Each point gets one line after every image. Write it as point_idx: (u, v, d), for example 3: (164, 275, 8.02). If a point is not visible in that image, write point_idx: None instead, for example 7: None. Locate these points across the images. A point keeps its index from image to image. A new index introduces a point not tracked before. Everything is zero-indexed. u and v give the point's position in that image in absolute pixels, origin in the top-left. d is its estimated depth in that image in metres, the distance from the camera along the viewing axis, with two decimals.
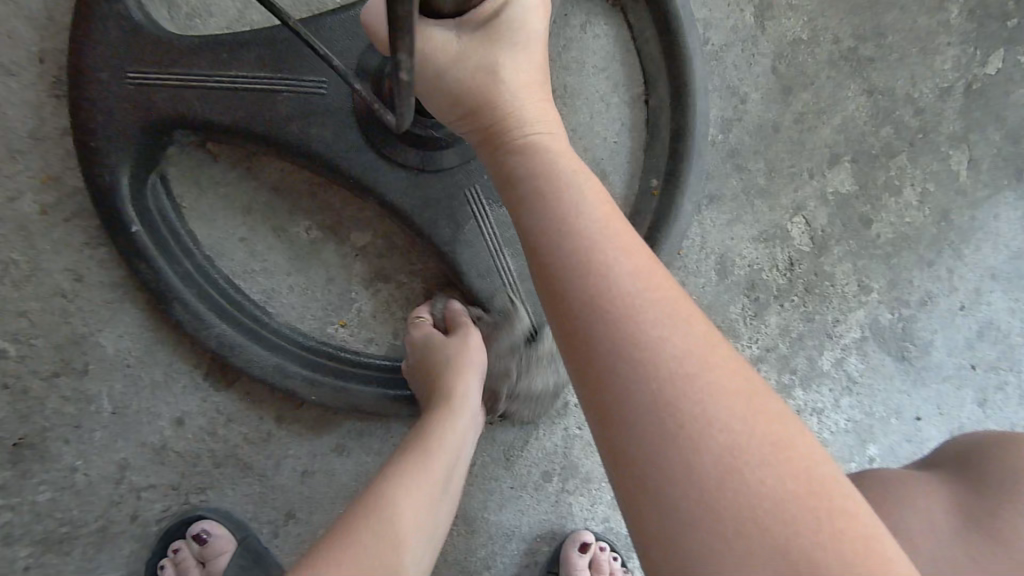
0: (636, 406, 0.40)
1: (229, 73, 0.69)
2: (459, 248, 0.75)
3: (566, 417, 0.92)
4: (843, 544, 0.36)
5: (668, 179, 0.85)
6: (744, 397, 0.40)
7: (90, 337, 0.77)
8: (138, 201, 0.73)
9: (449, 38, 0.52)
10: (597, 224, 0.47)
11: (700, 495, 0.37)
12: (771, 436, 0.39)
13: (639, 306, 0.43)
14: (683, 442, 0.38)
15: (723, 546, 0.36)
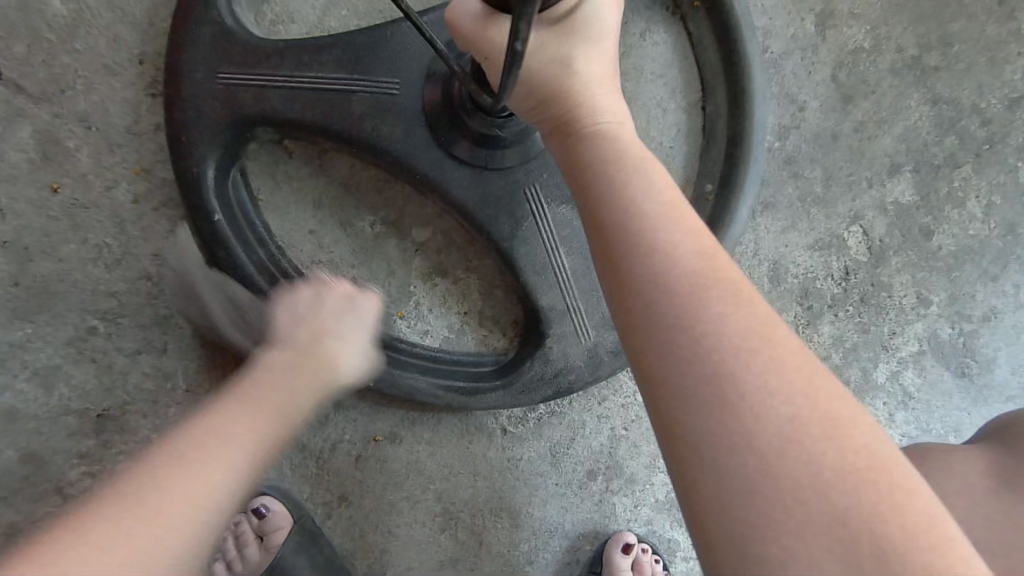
0: (699, 376, 0.41)
1: (312, 73, 0.74)
2: (516, 244, 0.78)
3: (612, 417, 0.93)
4: (899, 515, 0.37)
5: (722, 184, 0.86)
6: (804, 372, 0.41)
7: (171, 318, 0.83)
8: (221, 190, 0.78)
9: (530, 36, 0.55)
10: (662, 207, 0.49)
11: (762, 464, 0.38)
12: (830, 411, 0.40)
13: (704, 282, 0.44)
14: (746, 413, 0.39)
15: (783, 511, 0.37)
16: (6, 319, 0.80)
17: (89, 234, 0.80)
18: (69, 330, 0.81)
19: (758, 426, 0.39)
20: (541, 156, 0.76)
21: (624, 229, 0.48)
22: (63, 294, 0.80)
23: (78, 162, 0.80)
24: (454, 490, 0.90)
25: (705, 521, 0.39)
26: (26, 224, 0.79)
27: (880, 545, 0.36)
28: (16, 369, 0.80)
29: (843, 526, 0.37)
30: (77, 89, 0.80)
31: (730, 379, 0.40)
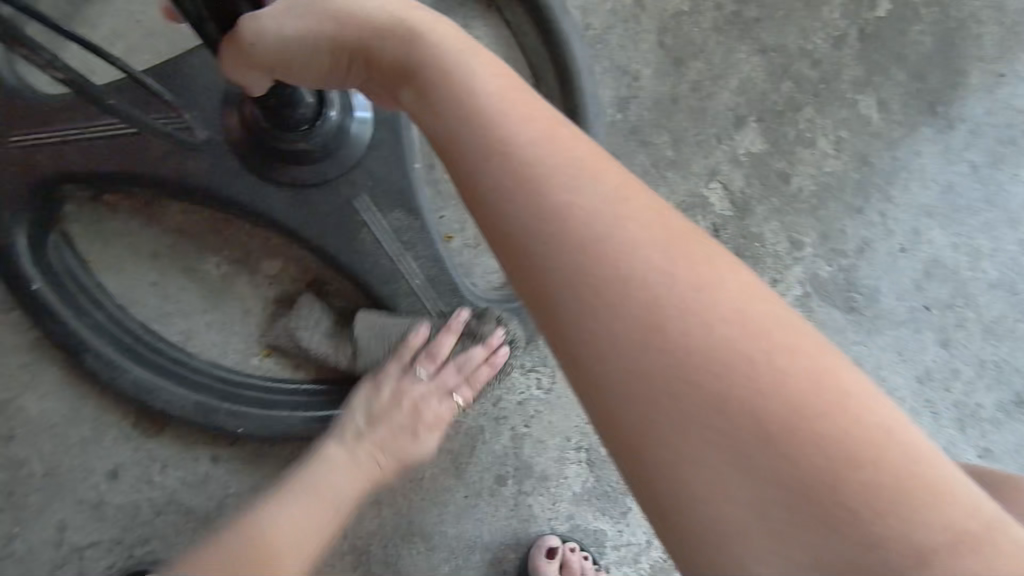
0: (558, 277, 0.36)
1: (104, 121, 0.72)
2: (355, 257, 0.75)
3: (510, 416, 0.89)
4: (790, 380, 0.34)
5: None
6: (669, 242, 0.37)
7: (17, 400, 0.78)
8: (38, 258, 0.74)
9: (265, 15, 0.46)
10: (497, 102, 0.41)
11: (637, 360, 0.34)
12: (700, 279, 0.36)
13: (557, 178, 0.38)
14: (609, 307, 0.35)
15: (672, 403, 0.34)
16: None
17: None
18: None
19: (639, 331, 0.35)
20: (364, 162, 0.74)
21: (463, 151, 0.40)
22: None
23: None
24: (359, 522, 0.86)
25: (615, 443, 0.36)
26: None
27: (765, 419, 0.33)
28: None
29: (734, 417, 0.33)
30: None
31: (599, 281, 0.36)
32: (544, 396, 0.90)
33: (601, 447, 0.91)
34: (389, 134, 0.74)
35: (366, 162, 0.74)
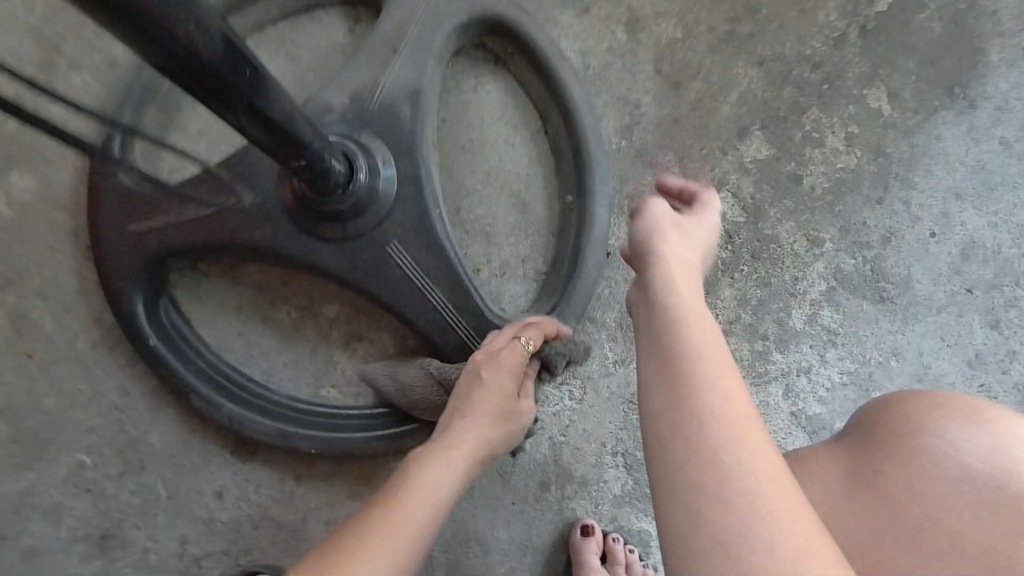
0: (660, 382, 0.47)
1: (194, 205, 0.89)
2: (393, 294, 0.87)
3: (547, 427, 0.98)
4: (783, 537, 0.39)
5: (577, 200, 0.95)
6: (758, 426, 0.45)
7: (142, 437, 0.96)
8: (153, 318, 0.92)
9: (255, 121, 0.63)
10: (682, 285, 0.54)
11: (689, 462, 0.43)
12: (766, 460, 0.43)
13: (685, 330, 0.49)
14: (689, 421, 0.44)
15: (684, 490, 0.42)
16: (13, 471, 0.95)
17: (62, 385, 0.95)
18: (63, 468, 0.95)
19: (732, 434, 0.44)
20: (394, 214, 0.86)
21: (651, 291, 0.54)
22: (53, 439, 0.95)
23: (43, 328, 0.95)
24: None
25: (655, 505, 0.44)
26: (13, 389, 0.95)
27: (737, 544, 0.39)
28: (28, 513, 0.95)
29: (726, 526, 0.40)
30: (30, 270, 0.95)
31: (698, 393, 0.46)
32: (578, 405, 0.98)
33: (636, 450, 0.98)
34: (411, 188, 0.86)
35: (396, 213, 0.86)
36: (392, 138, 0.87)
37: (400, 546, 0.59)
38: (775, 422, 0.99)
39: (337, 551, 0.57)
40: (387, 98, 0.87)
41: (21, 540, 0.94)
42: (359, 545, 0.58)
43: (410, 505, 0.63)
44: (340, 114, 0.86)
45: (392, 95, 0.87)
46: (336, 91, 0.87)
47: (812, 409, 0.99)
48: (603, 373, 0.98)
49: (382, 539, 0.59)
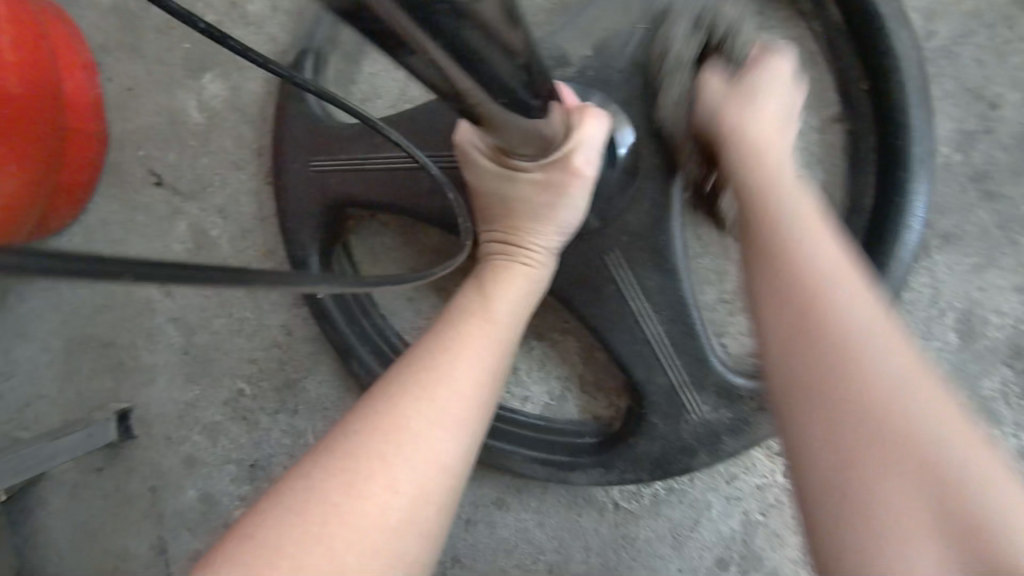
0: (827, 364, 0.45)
1: (387, 154, 0.75)
2: (602, 315, 0.70)
3: (745, 499, 0.78)
4: (903, 441, 0.42)
5: (879, 239, 0.67)
6: (852, 401, 0.44)
7: (299, 381, 0.91)
8: (326, 268, 0.82)
9: (536, 124, 0.49)
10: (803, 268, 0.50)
11: (848, 410, 0.43)
12: (853, 369, 0.45)
13: (799, 256, 0.51)
14: (843, 457, 0.43)
15: (869, 493, 0.41)
16: (182, 381, 0.95)
17: (233, 309, 0.92)
18: (225, 391, 0.94)
19: (849, 432, 0.43)
20: (623, 218, 0.67)
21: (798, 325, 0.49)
22: (219, 361, 0.93)
23: (219, 248, 0.90)
24: (566, 563, 0.83)
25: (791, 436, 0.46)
26: (190, 303, 0.93)
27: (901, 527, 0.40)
28: (190, 424, 0.95)
29: (912, 499, 0.40)
30: (215, 184, 0.90)
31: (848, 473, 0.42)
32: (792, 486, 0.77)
33: None
34: (654, 184, 0.66)
35: (627, 215, 0.67)
36: (640, 112, 0.66)
37: (443, 494, 0.45)
38: None
39: (352, 468, 0.43)
40: (642, 56, 0.66)
41: (183, 447, 0.96)
42: (369, 425, 0.45)
43: (436, 432, 0.46)
44: (578, 69, 0.67)
45: (651, 51, 0.66)
46: (577, 36, 0.68)
47: None
48: None
49: (403, 470, 0.44)
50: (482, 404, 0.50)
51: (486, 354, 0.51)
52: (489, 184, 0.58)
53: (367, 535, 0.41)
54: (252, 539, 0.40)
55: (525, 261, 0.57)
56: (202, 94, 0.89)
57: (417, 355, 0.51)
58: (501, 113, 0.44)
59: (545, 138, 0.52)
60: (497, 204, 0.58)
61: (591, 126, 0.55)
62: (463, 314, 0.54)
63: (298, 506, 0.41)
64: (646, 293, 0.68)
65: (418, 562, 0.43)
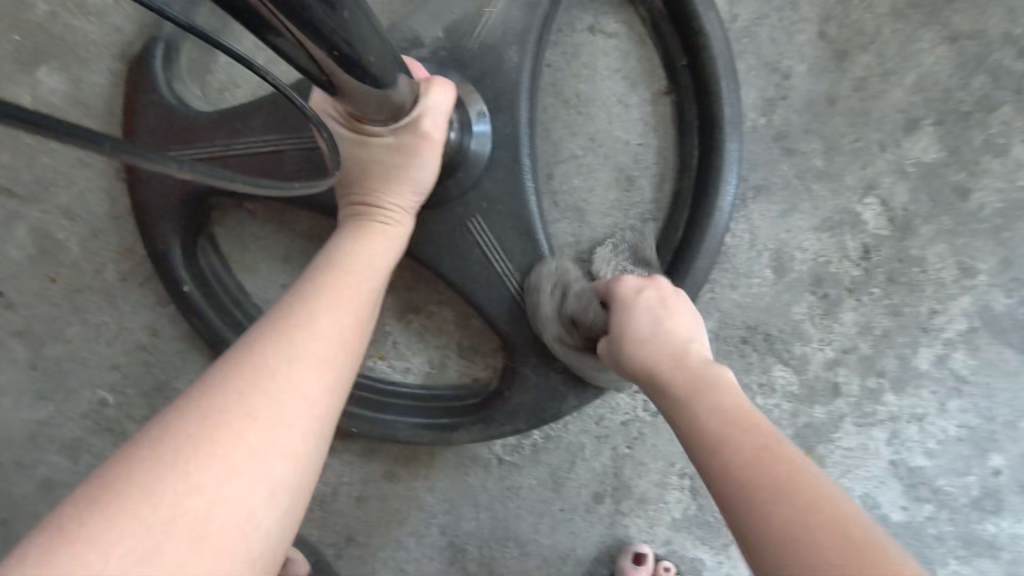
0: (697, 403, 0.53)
1: (246, 138, 0.75)
2: (469, 278, 0.74)
3: (613, 436, 0.85)
4: (771, 468, 0.45)
5: (705, 195, 0.78)
6: (729, 442, 0.48)
7: (169, 383, 0.87)
8: (190, 260, 0.81)
9: (389, 93, 0.52)
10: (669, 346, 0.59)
11: (729, 444, 0.48)
12: (714, 414, 0.51)
13: (642, 330, 0.61)
14: (738, 455, 0.47)
15: (755, 465, 0.45)
16: (33, 398, 0.88)
17: (88, 314, 0.86)
18: (84, 404, 0.88)
19: (738, 459, 0.46)
20: (481, 184, 0.72)
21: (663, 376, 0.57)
22: (75, 372, 0.87)
23: (68, 251, 0.86)
24: (457, 523, 0.87)
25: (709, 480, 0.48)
26: (35, 313, 0.86)
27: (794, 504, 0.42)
28: (46, 444, 0.88)
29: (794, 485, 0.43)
30: (59, 184, 0.85)
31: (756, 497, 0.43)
32: (652, 420, 0.85)
33: None
34: (508, 152, 0.72)
35: (485, 182, 0.72)
36: (491, 86, 0.71)
37: (309, 422, 0.44)
38: (871, 467, 0.85)
39: (213, 410, 0.41)
40: (490, 35, 0.71)
41: (38, 469, 0.89)
42: (232, 369, 0.44)
43: (300, 368, 0.46)
44: (431, 50, 0.71)
45: (497, 31, 0.71)
46: (428, 20, 0.72)
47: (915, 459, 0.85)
48: None
49: (268, 406, 0.43)
50: (349, 343, 0.50)
51: (353, 303, 0.53)
52: (346, 150, 0.60)
53: (233, 467, 0.40)
54: (97, 484, 0.38)
55: (383, 219, 0.59)
56: (38, 89, 0.84)
57: (277, 303, 0.50)
58: (353, 81, 0.47)
59: (398, 105, 0.55)
60: (355, 169, 0.60)
61: (441, 96, 0.59)
62: (324, 267, 0.55)
63: (147, 444, 0.39)
64: (509, 254, 0.74)
65: (287, 488, 0.42)
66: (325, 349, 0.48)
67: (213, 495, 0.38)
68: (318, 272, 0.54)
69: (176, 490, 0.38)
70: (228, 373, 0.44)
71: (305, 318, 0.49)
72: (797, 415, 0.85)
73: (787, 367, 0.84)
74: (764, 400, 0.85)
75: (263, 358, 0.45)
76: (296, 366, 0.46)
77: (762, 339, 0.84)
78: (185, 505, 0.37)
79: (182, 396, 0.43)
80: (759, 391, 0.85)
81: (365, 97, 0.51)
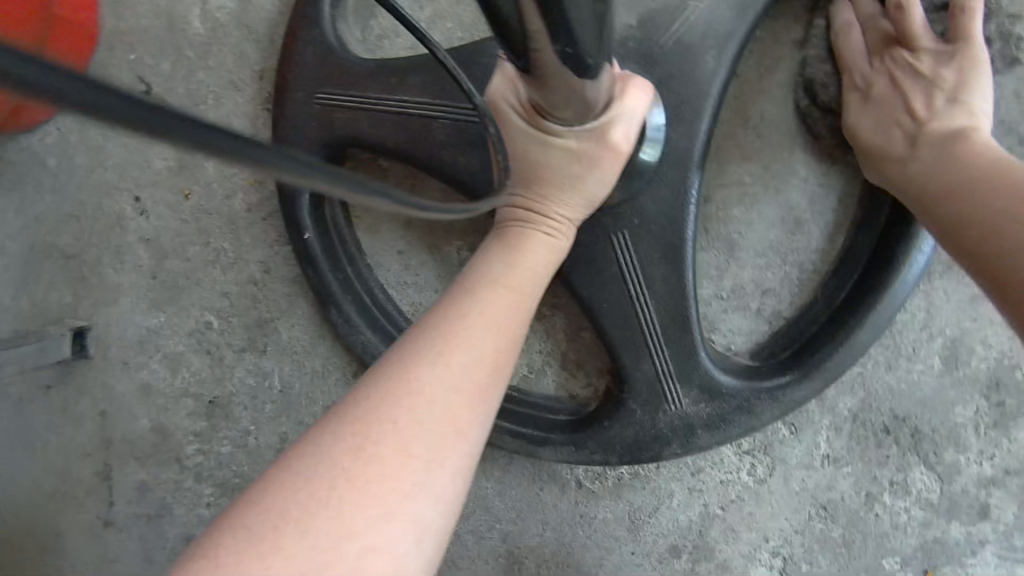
0: (1020, 254, 0.49)
1: (399, 97, 0.71)
2: (598, 295, 0.68)
3: (707, 492, 0.78)
4: None
5: (886, 259, 0.67)
6: None
7: (271, 322, 0.87)
8: (317, 209, 0.79)
9: (591, 86, 0.45)
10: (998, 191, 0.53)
11: None
12: None
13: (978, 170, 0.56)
14: None
15: None
16: (147, 305, 0.90)
17: (211, 237, 0.87)
18: (192, 322, 0.90)
19: None
20: (636, 197, 0.65)
21: (994, 228, 0.52)
22: (189, 290, 0.89)
23: (206, 171, 0.86)
24: (521, 535, 0.83)
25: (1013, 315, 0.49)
26: (165, 224, 0.88)
27: None
28: (151, 350, 0.91)
29: None
30: (208, 103, 0.85)
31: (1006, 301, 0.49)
32: (754, 485, 0.77)
33: (803, 562, 0.77)
34: (675, 168, 0.64)
35: (640, 197, 0.65)
36: (673, 91, 0.63)
37: (460, 462, 0.42)
38: None
39: (364, 440, 0.40)
40: (686, 33, 0.63)
41: (140, 372, 0.92)
42: (382, 391, 0.42)
43: (450, 397, 0.43)
44: (616, 38, 0.63)
45: (695, 31, 0.63)
46: (620, 4, 0.64)
47: None
48: (804, 464, 0.75)
49: (421, 440, 0.41)
50: (501, 372, 0.47)
51: (510, 323, 0.49)
52: (518, 146, 0.54)
53: (386, 511, 0.39)
54: (255, 504, 0.38)
55: (548, 231, 0.54)
56: (208, 6, 0.84)
57: (438, 316, 0.48)
58: (558, 65, 0.40)
59: (591, 103, 0.48)
60: (526, 169, 0.54)
61: (633, 100, 0.53)
62: (485, 275, 0.51)
63: (304, 471, 0.39)
64: (647, 280, 0.67)
65: (434, 529, 0.40)
66: (477, 375, 0.45)
67: (366, 541, 0.37)
68: (477, 282, 0.50)
69: (330, 534, 0.37)
70: (379, 394, 0.42)
71: (459, 339, 0.46)
72: (927, 527, 0.74)
73: (929, 472, 0.73)
74: (891, 501, 0.74)
75: (415, 383, 0.43)
76: (445, 394, 0.43)
77: (906, 435, 0.73)
78: (344, 552, 0.37)
79: (335, 415, 0.42)
80: (888, 488, 0.74)
81: (565, 88, 0.45)
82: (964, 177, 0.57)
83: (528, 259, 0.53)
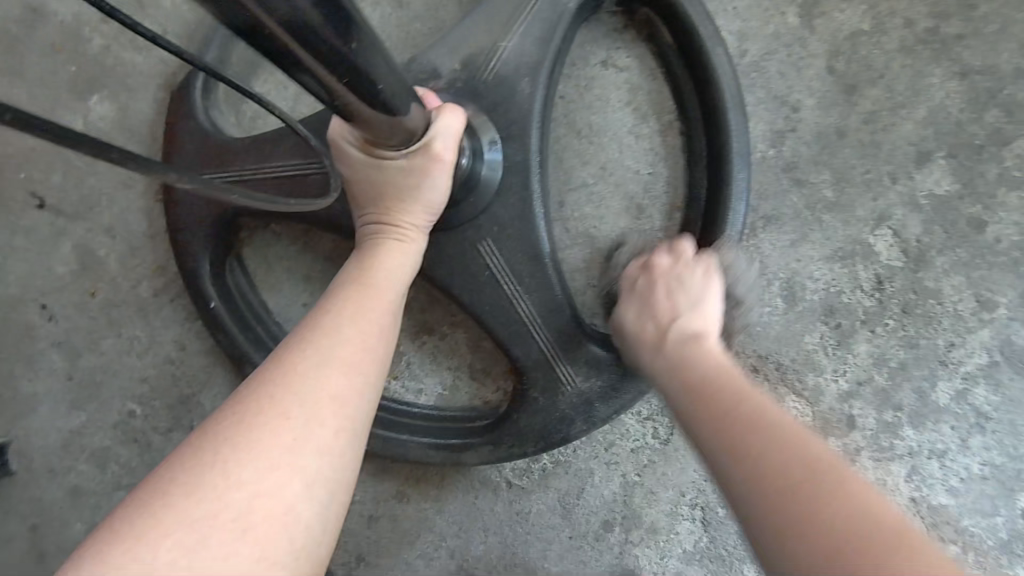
0: (715, 420, 0.58)
1: (274, 163, 0.80)
2: (479, 299, 0.77)
3: (622, 463, 0.86)
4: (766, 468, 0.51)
5: (712, 223, 0.80)
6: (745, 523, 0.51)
7: (193, 397, 0.91)
8: (218, 278, 0.85)
9: (403, 118, 0.56)
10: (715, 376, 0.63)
11: (734, 445, 0.54)
12: (748, 441, 0.54)
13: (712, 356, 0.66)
14: (741, 442, 0.54)
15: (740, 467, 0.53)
16: (67, 407, 0.92)
17: (123, 328, 0.91)
18: (114, 414, 0.92)
19: (740, 459, 0.53)
20: (492, 208, 0.75)
21: (700, 395, 0.61)
22: (107, 383, 0.92)
23: (108, 267, 0.91)
24: (468, 546, 0.88)
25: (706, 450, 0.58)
26: (74, 325, 0.92)
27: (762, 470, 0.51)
28: (77, 451, 0.93)
29: (757, 467, 0.52)
30: (102, 205, 0.91)
31: (783, 499, 0.49)
32: (661, 446, 0.86)
33: (718, 506, 0.85)
34: (518, 178, 0.75)
35: (495, 207, 0.75)
36: (503, 116, 0.75)
37: (339, 424, 0.51)
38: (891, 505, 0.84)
39: (248, 412, 0.49)
40: (503, 67, 0.75)
41: (68, 476, 0.93)
42: (263, 377, 0.51)
43: (322, 370, 0.52)
44: (447, 81, 0.75)
45: (510, 65, 0.75)
46: (446, 53, 0.76)
47: (937, 498, 0.83)
48: None
49: (298, 404, 0.50)
50: (373, 354, 0.56)
51: (372, 314, 0.59)
52: (362, 173, 0.65)
53: (271, 462, 0.46)
54: (157, 476, 0.46)
55: (398, 236, 0.65)
56: (89, 117, 0.91)
57: (310, 318, 0.58)
58: (368, 109, 0.50)
59: (410, 130, 0.59)
60: (373, 193, 0.66)
61: (451, 119, 0.64)
62: (349, 282, 0.62)
63: (198, 444, 0.47)
64: (517, 277, 0.76)
65: (321, 477, 0.48)
66: (346, 354, 0.55)
67: (252, 488, 0.45)
68: (342, 289, 0.61)
69: (220, 486, 0.44)
70: (264, 378, 0.51)
71: (325, 328, 0.56)
72: None
73: (800, 398, 0.84)
74: None
75: (291, 365, 0.52)
76: (318, 369, 0.52)
77: (773, 370, 0.84)
78: (233, 499, 0.44)
79: (227, 402, 0.50)
80: None
81: (381, 125, 0.55)
82: (679, 360, 0.67)
83: (386, 265, 0.64)
